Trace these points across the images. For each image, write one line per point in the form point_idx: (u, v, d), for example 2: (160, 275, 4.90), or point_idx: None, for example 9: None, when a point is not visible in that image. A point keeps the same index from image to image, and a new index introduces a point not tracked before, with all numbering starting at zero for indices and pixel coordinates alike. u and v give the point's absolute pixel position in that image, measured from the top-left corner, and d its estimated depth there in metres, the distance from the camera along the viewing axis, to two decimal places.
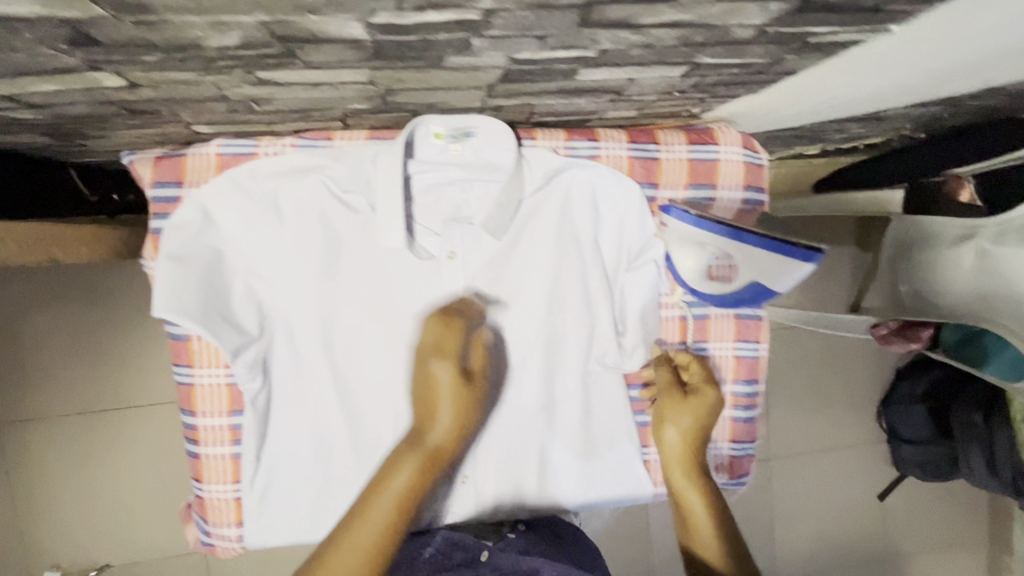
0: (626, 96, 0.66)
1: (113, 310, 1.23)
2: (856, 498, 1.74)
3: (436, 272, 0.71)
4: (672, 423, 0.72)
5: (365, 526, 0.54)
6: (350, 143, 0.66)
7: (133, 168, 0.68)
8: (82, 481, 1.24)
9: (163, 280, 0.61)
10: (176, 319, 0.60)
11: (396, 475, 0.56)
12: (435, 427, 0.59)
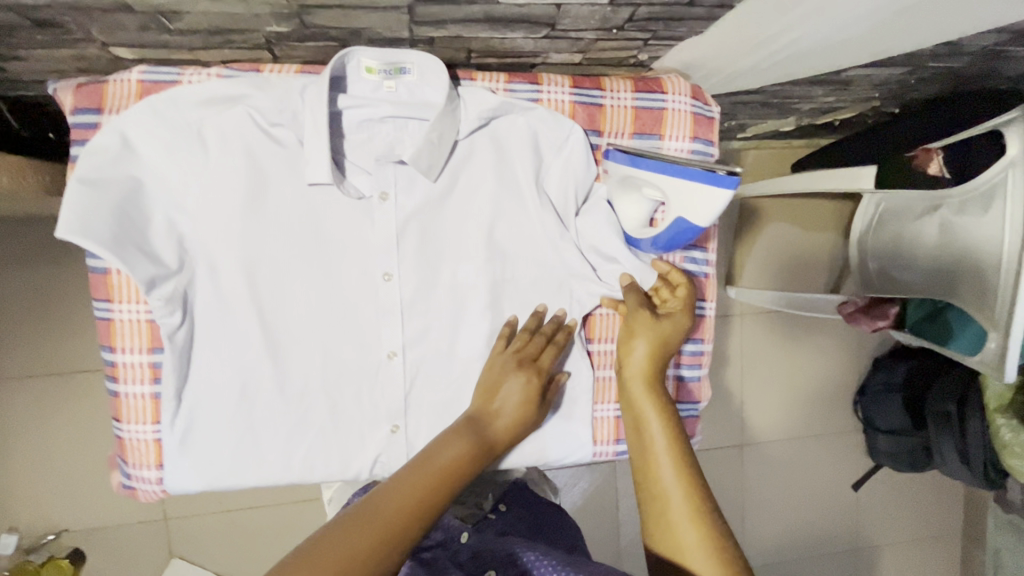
0: (563, 33, 0.63)
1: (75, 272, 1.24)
2: (830, 488, 1.72)
3: (368, 212, 0.69)
4: (641, 339, 0.70)
5: (410, 479, 0.58)
6: (277, 75, 0.64)
7: (55, 96, 0.66)
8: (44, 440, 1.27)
9: (73, 202, 0.59)
10: (83, 243, 0.58)
11: (448, 445, 0.62)
12: (505, 421, 0.67)
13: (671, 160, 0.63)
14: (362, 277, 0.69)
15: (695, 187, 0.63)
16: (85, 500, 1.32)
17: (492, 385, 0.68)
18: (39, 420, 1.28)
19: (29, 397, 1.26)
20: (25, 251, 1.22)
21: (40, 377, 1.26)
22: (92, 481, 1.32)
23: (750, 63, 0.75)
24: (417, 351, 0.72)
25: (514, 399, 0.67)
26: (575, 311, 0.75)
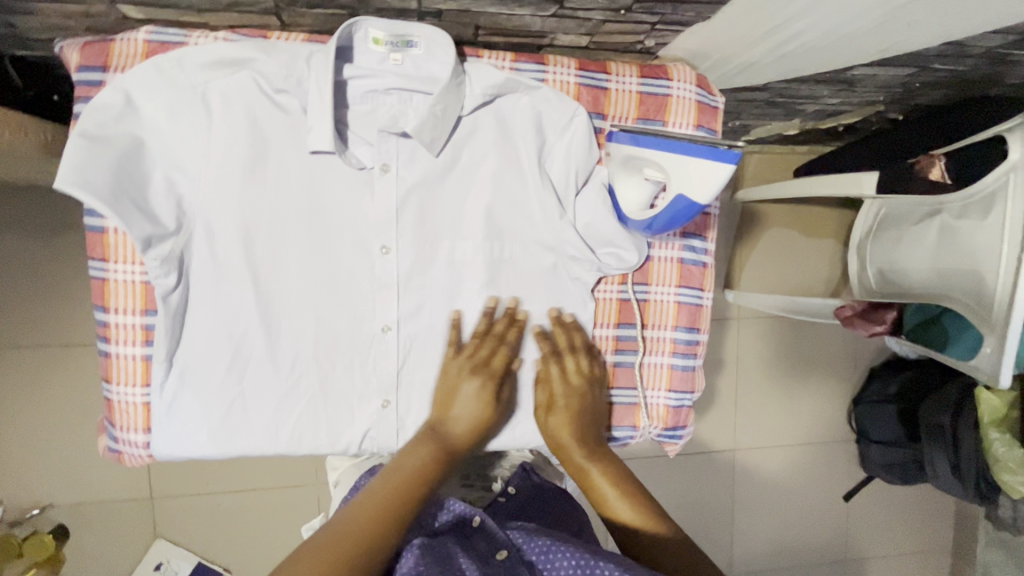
0: (571, 12, 0.64)
1: (70, 245, 1.24)
2: (821, 497, 1.72)
3: (368, 183, 0.68)
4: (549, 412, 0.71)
5: (377, 493, 0.60)
6: (284, 42, 0.65)
7: (62, 55, 0.66)
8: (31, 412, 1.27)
9: (72, 155, 0.59)
10: (82, 197, 0.58)
11: (411, 455, 0.65)
12: (466, 423, 0.68)
13: (679, 138, 0.61)
14: (358, 249, 0.69)
15: (704, 167, 0.60)
16: (72, 474, 1.31)
17: (450, 390, 0.69)
18: (29, 392, 1.27)
19: (19, 368, 1.26)
20: (23, 220, 1.21)
21: (32, 349, 1.26)
22: (80, 455, 1.31)
23: (756, 55, 0.75)
24: (410, 326, 0.71)
25: (469, 406, 0.68)
26: (571, 294, 0.74)
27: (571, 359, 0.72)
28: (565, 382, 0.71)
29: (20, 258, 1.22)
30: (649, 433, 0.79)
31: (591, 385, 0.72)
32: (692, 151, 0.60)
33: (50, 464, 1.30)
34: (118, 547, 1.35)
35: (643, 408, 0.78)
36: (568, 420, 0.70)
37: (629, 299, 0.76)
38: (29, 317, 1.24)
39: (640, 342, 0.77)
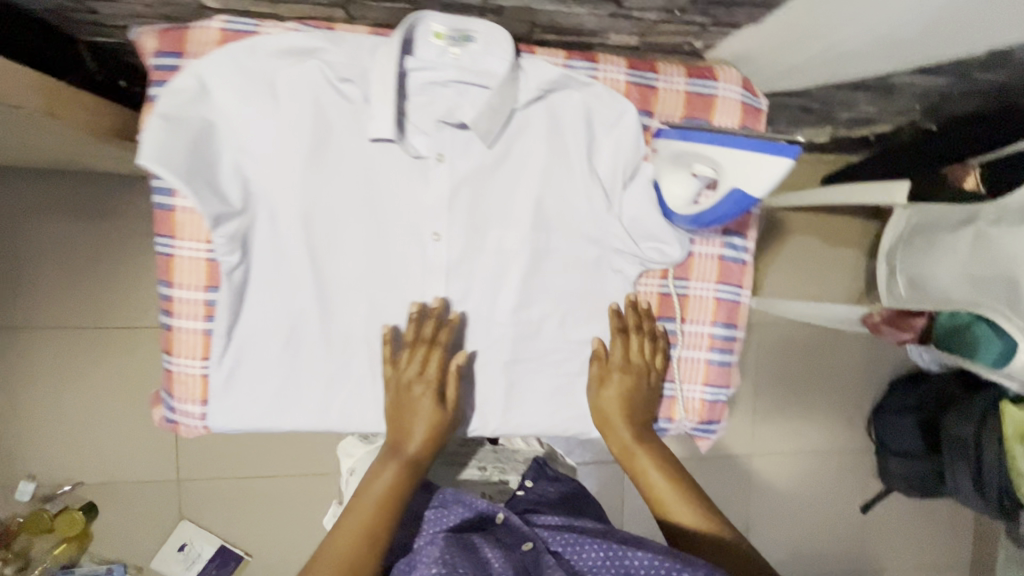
0: (627, 12, 0.66)
1: (113, 230, 1.29)
2: (836, 509, 1.71)
3: (424, 171, 0.71)
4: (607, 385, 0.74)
5: (356, 512, 0.63)
6: (350, 33, 0.67)
7: (137, 41, 0.69)
8: (68, 390, 1.32)
9: (151, 132, 0.61)
10: (160, 173, 0.61)
11: (380, 470, 0.66)
12: (419, 432, 0.68)
13: (742, 134, 0.61)
14: (411, 235, 0.72)
15: (765, 162, 0.60)
16: (105, 452, 1.35)
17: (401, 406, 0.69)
18: (72, 368, 1.32)
19: (60, 347, 1.30)
20: (71, 205, 1.27)
21: (79, 328, 1.30)
22: (115, 434, 1.35)
23: (800, 59, 0.77)
24: (457, 311, 0.73)
25: (420, 420, 0.68)
26: (612, 287, 0.76)
27: (636, 338, 0.75)
28: (625, 360, 0.74)
29: (66, 241, 1.28)
30: (684, 426, 0.80)
31: (651, 369, 0.75)
32: (743, 145, 0.61)
33: (84, 442, 1.34)
34: (144, 526, 1.38)
35: (678, 401, 0.80)
36: (623, 394, 0.73)
37: (669, 293, 0.78)
38: (69, 299, 1.29)
39: (679, 337, 0.79)
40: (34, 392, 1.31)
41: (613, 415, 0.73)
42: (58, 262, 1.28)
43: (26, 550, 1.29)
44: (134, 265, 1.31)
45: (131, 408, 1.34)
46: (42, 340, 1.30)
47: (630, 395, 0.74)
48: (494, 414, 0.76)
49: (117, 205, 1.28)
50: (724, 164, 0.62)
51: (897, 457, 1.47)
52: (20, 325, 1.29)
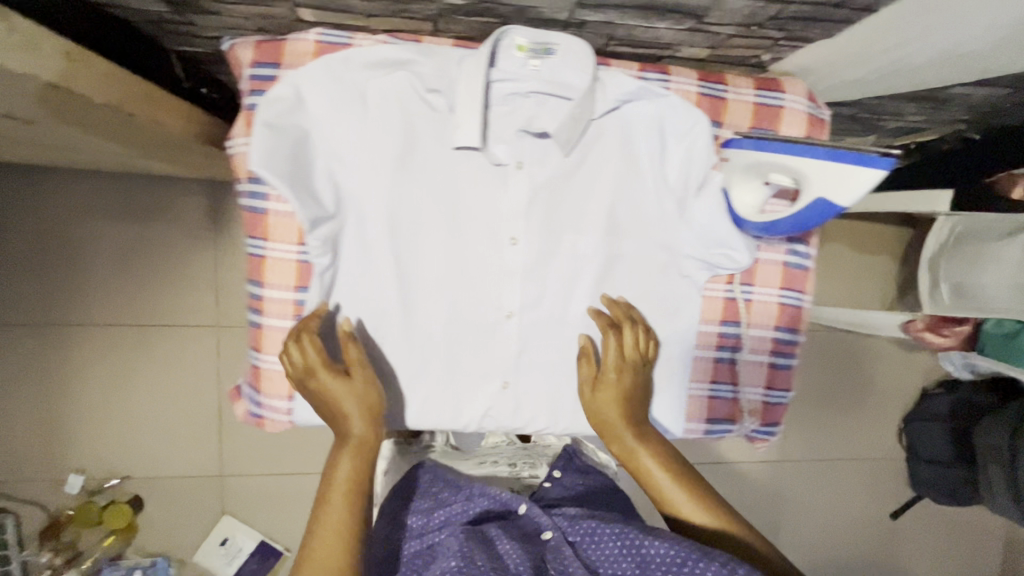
0: (705, 27, 0.68)
1: (166, 230, 1.39)
2: (864, 516, 1.71)
3: (503, 178, 0.74)
4: (604, 385, 0.73)
5: (335, 511, 0.63)
6: (437, 45, 0.70)
7: (232, 52, 0.72)
8: (123, 381, 1.40)
9: (257, 139, 0.66)
10: (268, 177, 0.66)
11: (343, 466, 0.66)
12: (357, 422, 0.68)
13: (838, 147, 0.63)
14: (490, 238, 0.75)
15: (862, 176, 0.63)
16: (150, 446, 1.41)
17: (328, 401, 0.68)
18: (123, 364, 1.40)
19: (120, 342, 1.39)
20: (137, 207, 1.38)
21: (127, 326, 1.39)
22: (161, 428, 1.41)
23: (865, 72, 0.79)
24: (529, 312, 0.77)
25: (352, 404, 0.68)
26: (681, 291, 0.79)
27: (629, 330, 0.75)
28: (617, 359, 0.74)
29: (127, 242, 1.38)
30: (747, 428, 0.82)
31: (643, 363, 0.75)
32: (835, 158, 0.63)
33: (136, 434, 1.41)
34: (193, 515, 1.42)
35: (740, 404, 0.82)
36: (620, 391, 0.73)
37: (734, 298, 0.80)
38: (129, 294, 1.39)
39: (742, 341, 0.81)
40: (91, 383, 1.39)
41: (611, 415, 0.73)
42: (115, 263, 1.38)
43: (73, 542, 1.37)
44: (188, 264, 1.40)
45: (178, 400, 1.42)
46: (100, 334, 1.39)
47: (625, 391, 0.74)
48: (562, 412, 0.79)
49: (169, 209, 1.39)
50: (816, 176, 0.65)
51: (927, 464, 1.45)
52: (78, 321, 1.38)
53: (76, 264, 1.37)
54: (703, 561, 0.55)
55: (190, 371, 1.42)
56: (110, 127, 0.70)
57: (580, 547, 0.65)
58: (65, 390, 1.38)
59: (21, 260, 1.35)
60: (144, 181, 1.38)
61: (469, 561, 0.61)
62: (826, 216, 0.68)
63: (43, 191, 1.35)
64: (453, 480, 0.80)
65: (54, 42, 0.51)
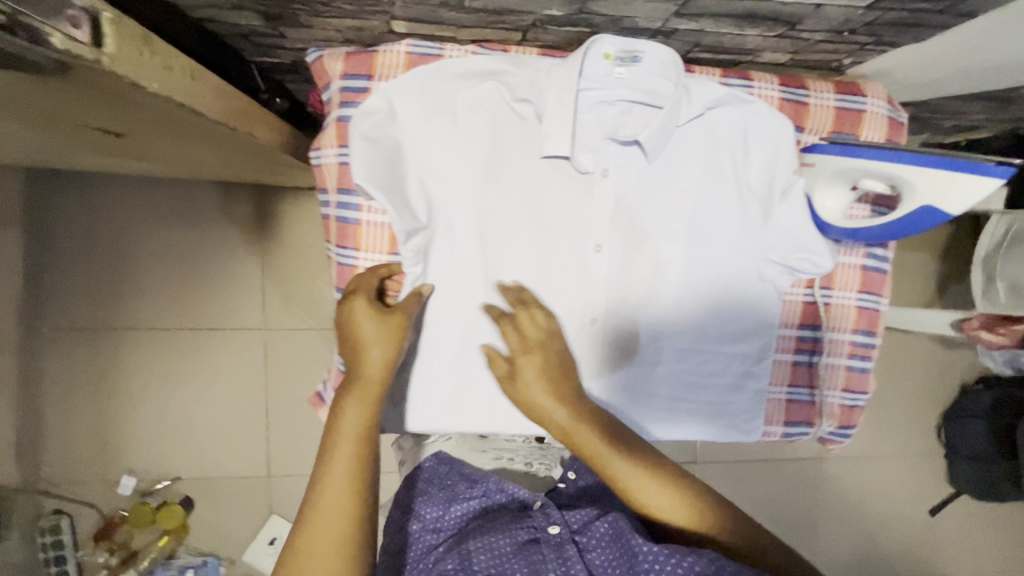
0: (796, 33, 0.68)
1: (212, 235, 1.39)
2: (904, 515, 1.60)
3: (589, 186, 0.75)
4: (527, 365, 0.69)
5: (338, 465, 0.60)
6: (526, 55, 0.72)
7: (320, 63, 0.73)
8: (169, 384, 1.38)
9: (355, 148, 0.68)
10: (370, 189, 0.68)
11: (350, 415, 0.63)
12: (373, 365, 0.66)
13: (945, 154, 0.65)
14: (574, 245, 0.76)
15: (969, 182, 0.65)
16: (197, 447, 1.40)
17: (357, 341, 0.67)
18: (175, 365, 1.39)
19: (166, 346, 1.38)
20: (185, 210, 1.38)
21: (184, 330, 1.39)
22: (209, 432, 1.40)
23: (947, 76, 0.78)
24: (611, 319, 0.78)
25: (378, 348, 0.66)
26: (763, 297, 0.79)
27: (525, 315, 0.72)
28: (518, 343, 0.70)
29: (175, 247, 1.38)
30: (824, 431, 0.82)
31: (553, 337, 0.71)
32: (938, 163, 0.66)
33: (179, 440, 1.39)
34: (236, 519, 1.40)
35: (819, 406, 0.83)
36: (536, 376, 0.68)
37: (813, 302, 0.81)
38: (175, 299, 1.38)
39: (822, 345, 0.82)
40: (136, 386, 1.38)
41: (543, 402, 0.67)
42: (164, 265, 1.38)
43: (126, 542, 1.35)
44: (235, 269, 1.40)
45: (220, 405, 1.40)
46: (147, 338, 1.38)
47: (538, 375, 0.68)
48: (640, 418, 0.80)
49: (217, 213, 1.39)
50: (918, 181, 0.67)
51: (968, 460, 1.46)
52: (131, 323, 1.38)
53: (124, 267, 1.36)
54: (692, 558, 0.57)
55: (240, 374, 1.41)
56: (203, 139, 0.71)
57: (584, 547, 0.63)
58: (112, 394, 1.37)
59: (73, 261, 1.36)
60: (193, 186, 1.38)
61: (464, 564, 0.62)
62: (926, 222, 0.70)
63: (94, 192, 1.35)
64: (470, 472, 0.78)
65: (181, 61, 0.52)
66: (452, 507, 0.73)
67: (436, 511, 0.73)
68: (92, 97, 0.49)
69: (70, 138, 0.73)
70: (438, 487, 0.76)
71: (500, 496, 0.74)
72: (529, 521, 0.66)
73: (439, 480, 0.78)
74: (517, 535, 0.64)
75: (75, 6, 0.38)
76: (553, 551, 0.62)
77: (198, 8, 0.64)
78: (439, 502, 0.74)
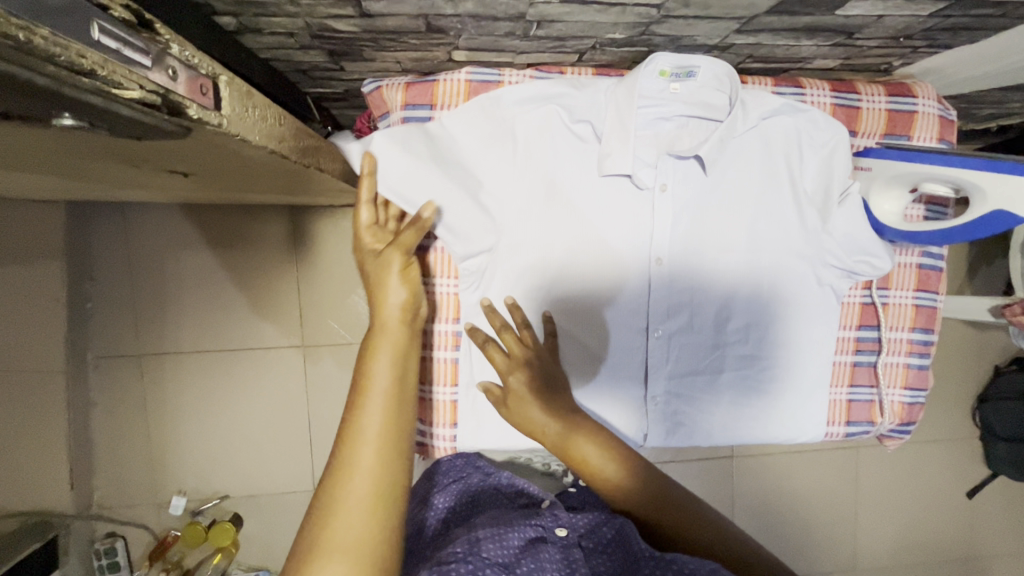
0: (852, 41, 0.68)
1: (250, 255, 1.29)
2: (942, 497, 1.50)
3: (649, 201, 0.76)
4: (515, 372, 0.71)
5: (373, 406, 0.57)
6: (583, 76, 0.74)
7: (379, 94, 0.74)
8: (213, 409, 1.32)
9: (403, 171, 0.70)
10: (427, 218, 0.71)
11: (380, 356, 0.61)
12: (391, 308, 0.65)
13: (999, 158, 0.65)
14: (636, 260, 0.77)
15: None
16: (249, 468, 1.33)
17: (374, 287, 0.67)
18: (218, 387, 1.31)
19: (201, 371, 1.31)
20: (219, 229, 1.29)
21: (227, 351, 1.31)
22: (257, 460, 1.33)
23: (995, 76, 0.79)
24: (670, 329, 0.79)
25: (394, 289, 0.66)
26: (823, 300, 0.80)
27: (514, 338, 0.73)
28: (504, 361, 0.72)
29: (211, 271, 1.29)
30: (887, 429, 0.84)
31: (540, 352, 0.74)
32: (976, 167, 0.65)
33: (222, 465, 1.33)
34: (282, 538, 1.35)
35: (880, 404, 0.84)
36: (526, 392, 0.71)
37: (872, 303, 0.82)
38: (210, 323, 1.30)
39: (881, 344, 0.83)
40: (174, 410, 1.31)
41: (532, 415, 0.70)
42: (204, 289, 1.29)
43: (179, 562, 1.27)
44: (275, 290, 1.30)
45: (262, 430, 1.33)
46: (182, 365, 1.31)
47: (527, 392, 0.71)
48: (702, 425, 0.82)
49: (252, 235, 1.29)
50: (976, 183, 0.66)
51: (1005, 442, 1.38)
52: (174, 347, 1.30)
53: (158, 292, 1.29)
54: (693, 562, 0.56)
55: (283, 397, 1.33)
56: (271, 174, 0.72)
57: (588, 552, 0.63)
58: (153, 421, 1.31)
59: (112, 289, 1.28)
60: (224, 208, 1.28)
61: (474, 550, 0.60)
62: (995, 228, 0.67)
63: (134, 220, 1.27)
64: (484, 465, 0.85)
65: (273, 109, 0.54)
66: (464, 497, 0.80)
67: (448, 500, 0.80)
68: (192, 150, 0.51)
69: (139, 178, 0.74)
70: (452, 478, 0.84)
71: (508, 489, 0.81)
72: (538, 521, 0.66)
73: (454, 473, 0.85)
74: (528, 531, 0.64)
75: (202, 74, 0.40)
76: (559, 552, 0.62)
77: (266, 49, 0.65)
78: (451, 492, 0.81)
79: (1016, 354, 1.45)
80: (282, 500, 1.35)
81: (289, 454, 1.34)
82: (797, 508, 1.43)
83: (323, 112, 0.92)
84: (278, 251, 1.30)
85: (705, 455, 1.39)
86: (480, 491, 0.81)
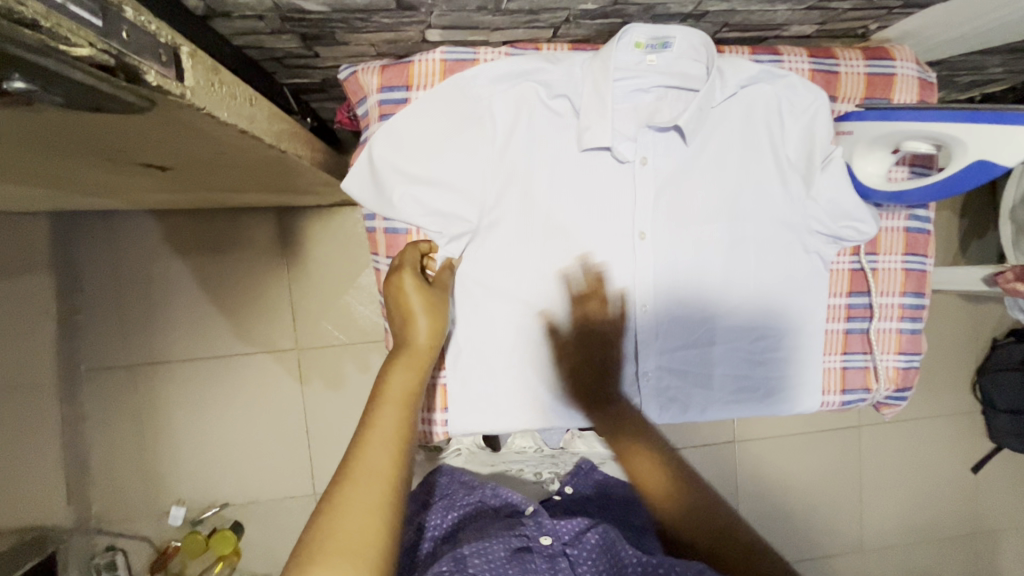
0: (825, 4, 0.68)
1: (239, 258, 1.28)
2: (945, 473, 1.48)
3: (632, 175, 0.76)
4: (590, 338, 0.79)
5: (384, 420, 0.58)
6: (558, 51, 0.73)
7: (353, 79, 0.73)
8: (207, 415, 1.30)
9: (390, 158, 0.71)
10: (407, 198, 0.71)
11: (397, 376, 0.63)
12: (420, 334, 0.67)
13: (981, 108, 0.64)
14: (620, 235, 0.77)
15: (1012, 133, 0.62)
16: (249, 473, 1.32)
17: (407, 308, 0.68)
18: (211, 394, 1.30)
19: (193, 379, 1.30)
20: (207, 233, 1.28)
21: (219, 359, 1.30)
22: (253, 464, 1.32)
23: (972, 37, 0.78)
24: (657, 303, 0.78)
25: (423, 317, 0.68)
26: (811, 268, 0.80)
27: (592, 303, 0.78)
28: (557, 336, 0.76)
29: (200, 276, 1.28)
30: (883, 395, 0.83)
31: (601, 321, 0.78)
32: (958, 118, 0.65)
33: (217, 472, 1.31)
34: (280, 544, 1.33)
35: (874, 370, 0.83)
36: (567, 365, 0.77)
37: (861, 269, 0.82)
38: (201, 331, 1.29)
39: (873, 310, 0.82)
40: (167, 418, 1.29)
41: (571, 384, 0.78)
42: (195, 295, 1.28)
43: None
44: (264, 293, 1.29)
45: (256, 435, 1.32)
46: (175, 373, 1.29)
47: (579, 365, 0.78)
48: (695, 401, 0.81)
49: (241, 238, 1.28)
50: (957, 139, 0.66)
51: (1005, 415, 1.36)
52: (166, 355, 1.29)
53: (148, 300, 1.28)
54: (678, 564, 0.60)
55: (278, 401, 1.32)
56: (250, 167, 0.72)
57: (575, 560, 0.63)
58: (147, 432, 1.29)
59: (102, 299, 1.27)
60: (210, 212, 1.27)
61: (460, 568, 0.60)
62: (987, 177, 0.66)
63: (120, 229, 1.26)
64: (468, 480, 0.84)
65: (241, 88, 0.53)
66: (454, 512, 0.79)
67: (438, 518, 0.78)
68: (161, 133, 0.50)
69: (117, 178, 0.74)
70: (441, 496, 0.83)
71: (493, 501, 0.80)
72: (523, 529, 0.66)
73: (441, 491, 0.84)
74: (512, 540, 0.64)
75: (162, 43, 0.40)
76: (545, 562, 0.63)
77: (238, 35, 0.65)
78: (441, 510, 0.79)
79: (1013, 326, 1.44)
80: (280, 506, 1.33)
81: (283, 457, 1.33)
82: (802, 490, 1.42)
83: (303, 105, 0.92)
84: (266, 255, 1.28)
85: (706, 440, 1.38)
86: (469, 505, 0.80)
